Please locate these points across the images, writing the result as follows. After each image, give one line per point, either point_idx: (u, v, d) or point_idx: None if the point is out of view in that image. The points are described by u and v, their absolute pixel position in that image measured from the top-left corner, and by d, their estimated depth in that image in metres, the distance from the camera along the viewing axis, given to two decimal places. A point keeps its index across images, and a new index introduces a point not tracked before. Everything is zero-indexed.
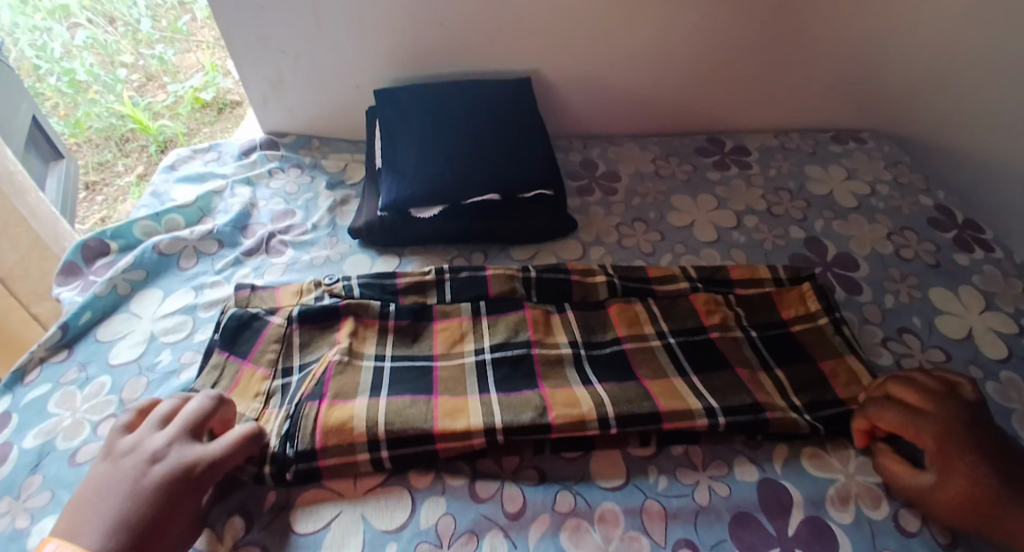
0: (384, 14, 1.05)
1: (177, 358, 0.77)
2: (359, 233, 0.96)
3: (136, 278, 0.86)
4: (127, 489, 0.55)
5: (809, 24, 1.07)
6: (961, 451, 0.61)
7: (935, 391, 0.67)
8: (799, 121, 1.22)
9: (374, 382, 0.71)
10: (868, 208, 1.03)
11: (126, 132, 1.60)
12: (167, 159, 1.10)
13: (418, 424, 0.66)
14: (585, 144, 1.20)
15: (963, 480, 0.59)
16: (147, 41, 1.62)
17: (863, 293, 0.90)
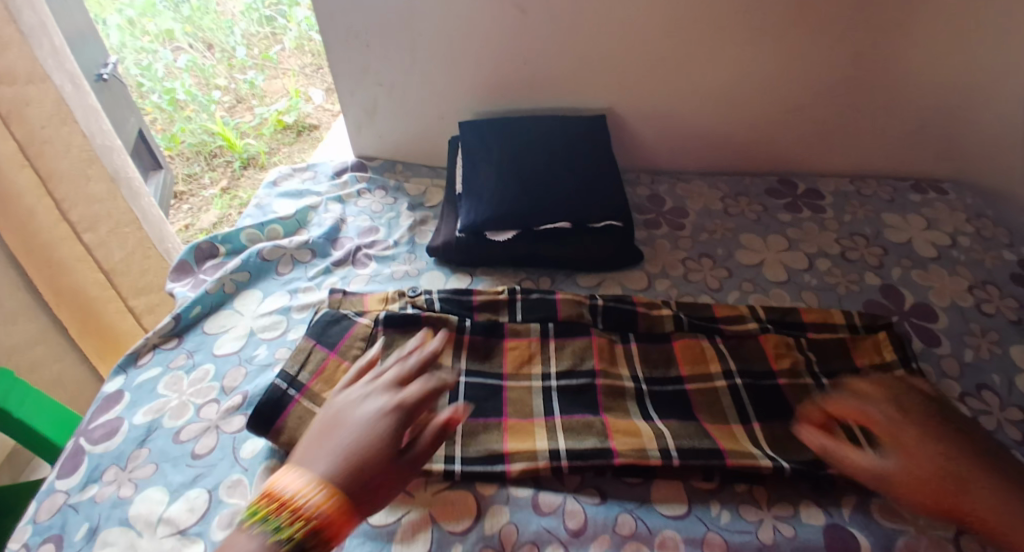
0: (473, 49, 1.12)
1: (273, 353, 0.83)
2: (436, 252, 1.01)
3: (241, 278, 0.94)
4: (370, 425, 0.58)
5: (894, 72, 1.07)
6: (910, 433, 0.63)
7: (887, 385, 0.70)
8: (875, 167, 1.21)
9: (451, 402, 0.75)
10: (946, 259, 1.01)
11: (215, 148, 1.76)
12: (270, 176, 1.19)
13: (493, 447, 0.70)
14: (654, 179, 1.23)
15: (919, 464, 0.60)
16: (241, 67, 1.89)
17: (942, 345, 0.88)
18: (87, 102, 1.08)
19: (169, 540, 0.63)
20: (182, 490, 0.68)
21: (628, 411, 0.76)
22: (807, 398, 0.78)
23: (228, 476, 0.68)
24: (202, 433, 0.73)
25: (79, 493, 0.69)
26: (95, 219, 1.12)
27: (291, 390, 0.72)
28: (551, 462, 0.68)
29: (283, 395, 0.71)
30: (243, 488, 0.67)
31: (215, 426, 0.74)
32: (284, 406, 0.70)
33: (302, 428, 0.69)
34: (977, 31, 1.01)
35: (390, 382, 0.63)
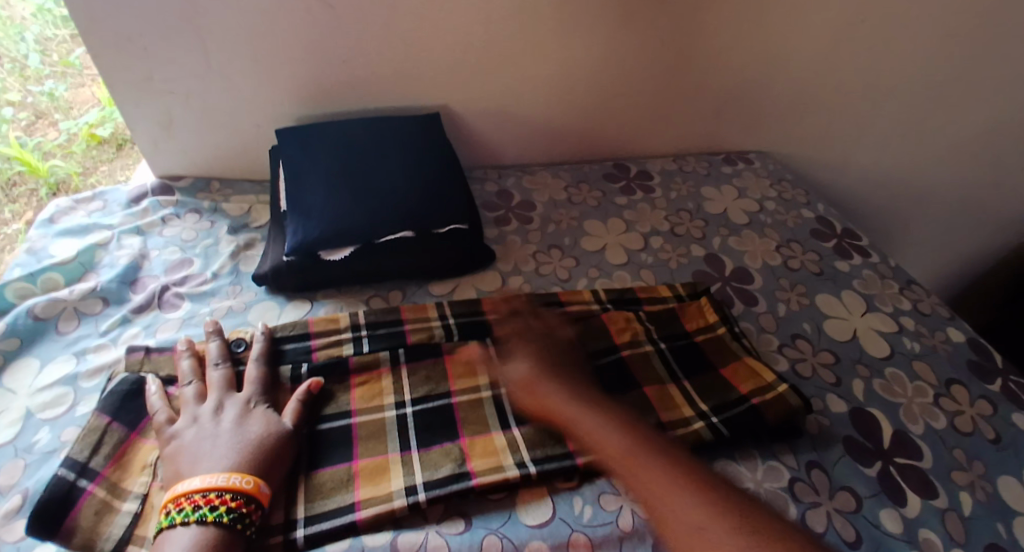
0: (284, 51, 1.04)
1: (57, 437, 0.71)
2: (264, 280, 0.93)
3: (8, 347, 0.80)
4: None
5: (701, 54, 1.14)
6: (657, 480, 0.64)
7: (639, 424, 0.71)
8: (695, 144, 1.29)
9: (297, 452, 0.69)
10: (756, 223, 1.11)
11: (13, 175, 1.27)
12: (44, 213, 1.02)
13: (342, 497, 0.66)
14: (500, 174, 1.22)
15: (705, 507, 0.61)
16: (36, 76, 1.32)
17: (759, 303, 0.96)
18: None
19: None
20: None
21: (488, 420, 0.75)
22: (648, 366, 0.81)
23: None
24: None
25: None
26: None
27: (81, 482, 0.63)
28: (406, 499, 0.65)
29: (69, 490, 0.62)
30: None
31: None
32: (73, 503, 0.61)
33: (100, 524, 0.61)
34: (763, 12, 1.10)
35: (233, 424, 0.67)
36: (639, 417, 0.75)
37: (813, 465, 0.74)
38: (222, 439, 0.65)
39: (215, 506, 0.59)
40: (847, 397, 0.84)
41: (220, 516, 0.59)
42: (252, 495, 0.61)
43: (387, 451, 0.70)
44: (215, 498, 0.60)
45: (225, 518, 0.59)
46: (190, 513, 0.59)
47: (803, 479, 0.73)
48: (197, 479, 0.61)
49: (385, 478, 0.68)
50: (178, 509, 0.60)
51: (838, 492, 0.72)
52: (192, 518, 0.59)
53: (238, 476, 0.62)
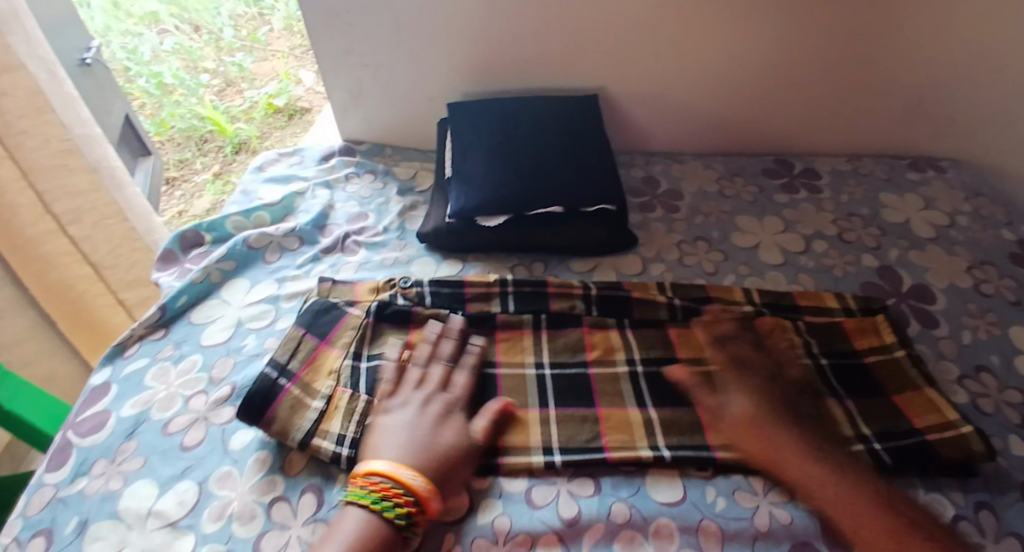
0: (461, 27, 1.09)
1: (261, 343, 0.82)
2: (427, 238, 0.99)
3: (227, 268, 0.92)
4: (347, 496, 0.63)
5: (893, 45, 1.04)
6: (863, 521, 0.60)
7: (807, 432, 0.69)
8: (872, 146, 1.18)
9: (445, 392, 0.74)
10: (943, 238, 0.99)
11: (206, 133, 1.72)
12: (256, 161, 1.16)
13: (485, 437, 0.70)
14: (649, 161, 1.20)
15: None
16: (228, 49, 1.84)
17: (939, 326, 0.87)
18: (65, 91, 1.03)
19: (160, 533, 0.63)
20: (172, 483, 0.67)
21: (624, 394, 0.75)
22: (803, 379, 0.77)
23: (215, 471, 0.67)
24: (190, 425, 0.72)
25: (68, 487, 0.68)
26: (78, 211, 1.10)
27: (281, 380, 0.72)
28: (542, 457, 0.68)
29: (273, 385, 0.71)
30: (233, 479, 0.67)
31: (203, 418, 0.73)
32: (274, 397, 0.70)
33: (293, 419, 0.69)
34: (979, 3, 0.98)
35: (409, 420, 0.68)
36: None
37: (980, 506, 0.66)
38: (411, 433, 0.67)
39: (395, 504, 0.60)
40: None
41: (395, 515, 0.60)
42: (427, 505, 0.62)
43: (528, 406, 0.73)
44: (398, 496, 0.61)
45: (398, 520, 0.60)
46: (377, 500, 0.61)
47: (968, 518, 0.65)
48: (407, 470, 0.63)
49: (523, 434, 0.70)
50: (364, 489, 0.62)
51: (1006, 537, 0.64)
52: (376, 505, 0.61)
53: (427, 481, 0.63)
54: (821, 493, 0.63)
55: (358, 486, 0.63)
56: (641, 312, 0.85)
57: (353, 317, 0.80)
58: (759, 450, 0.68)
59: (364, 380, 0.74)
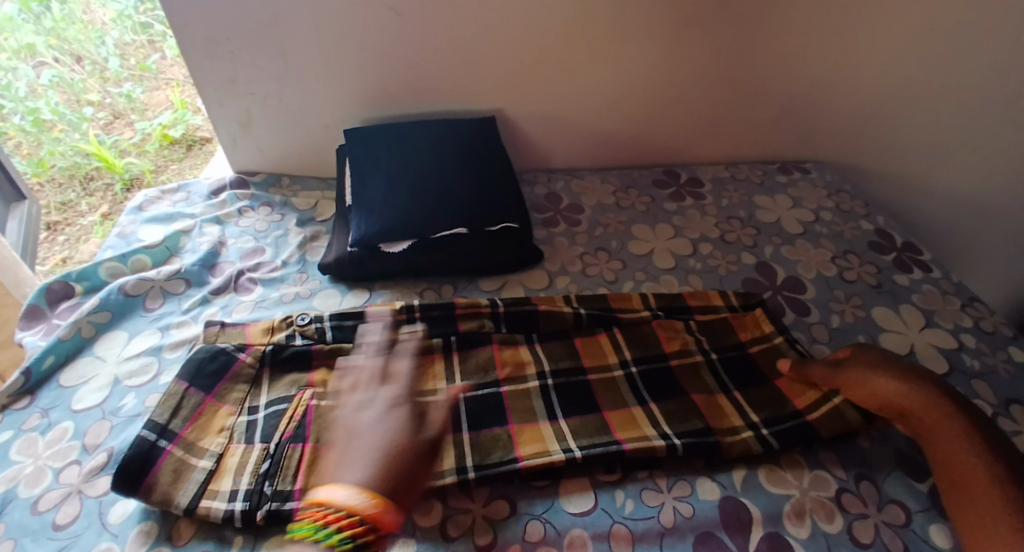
0: (351, 56, 1.10)
1: (142, 401, 0.77)
2: (329, 269, 0.98)
3: (100, 320, 0.86)
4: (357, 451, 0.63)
5: (754, 60, 1.14)
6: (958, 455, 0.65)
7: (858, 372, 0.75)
8: (748, 152, 1.28)
9: None
10: (812, 233, 1.09)
11: (91, 170, 1.61)
12: (133, 201, 1.10)
13: None
14: (550, 178, 1.25)
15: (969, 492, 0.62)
16: (115, 79, 1.75)
17: (813, 314, 0.95)
18: None
19: None
20: None
21: (535, 409, 0.77)
22: (696, 376, 0.82)
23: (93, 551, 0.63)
24: (63, 500, 0.67)
25: None
26: None
27: (161, 442, 0.68)
28: (457, 477, 0.68)
29: (151, 448, 0.67)
30: None
31: (77, 491, 0.68)
32: (153, 462, 0.66)
33: (176, 483, 0.66)
34: (823, 22, 1.09)
35: None
36: (684, 420, 0.76)
37: (861, 478, 0.73)
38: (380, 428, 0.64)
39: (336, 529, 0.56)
40: None
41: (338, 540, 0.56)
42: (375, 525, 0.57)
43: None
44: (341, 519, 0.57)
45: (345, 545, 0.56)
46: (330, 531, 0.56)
47: (850, 490, 0.72)
48: (346, 491, 0.58)
49: (438, 458, 0.71)
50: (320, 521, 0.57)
51: (887, 505, 0.71)
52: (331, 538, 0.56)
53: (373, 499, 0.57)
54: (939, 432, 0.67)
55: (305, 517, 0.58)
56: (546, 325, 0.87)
57: (246, 364, 0.77)
58: (661, 447, 0.72)
59: (261, 428, 0.72)
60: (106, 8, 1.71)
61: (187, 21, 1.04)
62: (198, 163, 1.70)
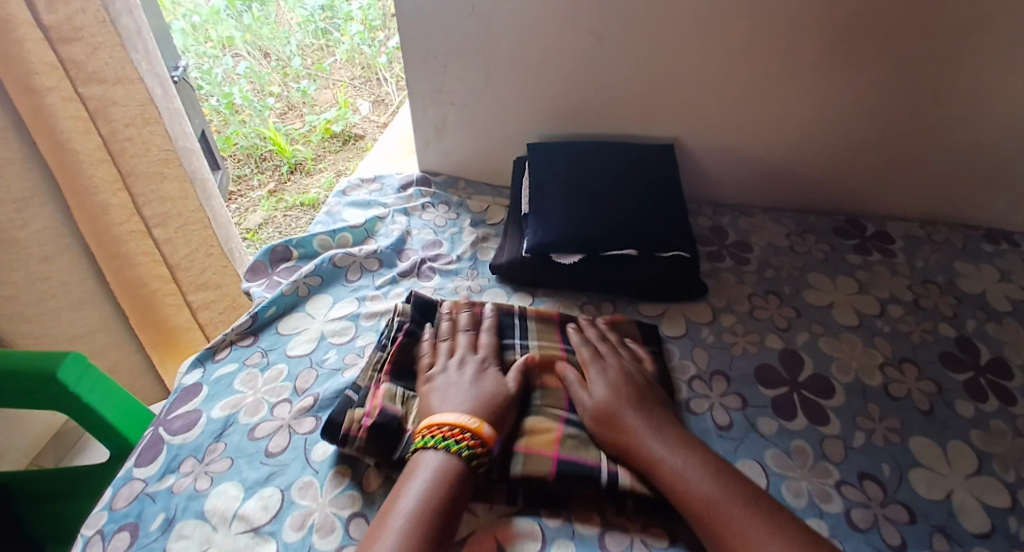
0: (546, 74, 1.15)
1: (342, 357, 0.85)
2: (499, 269, 1.03)
3: (313, 283, 0.97)
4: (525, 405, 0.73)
5: (974, 120, 1.06)
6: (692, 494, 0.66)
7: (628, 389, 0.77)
8: (943, 214, 1.18)
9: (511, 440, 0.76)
10: (1021, 312, 0.98)
11: (265, 152, 1.84)
12: (339, 186, 1.23)
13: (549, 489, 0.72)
14: (716, 212, 1.22)
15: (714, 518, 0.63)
16: (295, 75, 2.03)
17: (1019, 403, 0.85)
18: (173, 105, 1.12)
19: (243, 537, 0.65)
20: (256, 488, 0.69)
21: None
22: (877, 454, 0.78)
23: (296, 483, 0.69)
24: (276, 431, 0.75)
25: (156, 483, 0.71)
26: (165, 215, 1.15)
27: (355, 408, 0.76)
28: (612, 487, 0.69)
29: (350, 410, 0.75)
30: (313, 491, 0.69)
31: (287, 425, 0.76)
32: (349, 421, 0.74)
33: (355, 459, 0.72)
34: None
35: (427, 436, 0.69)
36: (851, 497, 0.74)
37: None
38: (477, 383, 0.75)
39: (457, 441, 0.67)
40: None
41: (462, 452, 0.66)
42: (492, 447, 0.68)
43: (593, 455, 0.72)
44: (458, 433, 0.68)
45: (464, 453, 0.66)
46: (438, 440, 0.67)
47: None
48: (454, 416, 0.70)
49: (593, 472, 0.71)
50: (428, 434, 0.68)
51: None
52: (441, 445, 0.67)
53: (491, 428, 0.70)
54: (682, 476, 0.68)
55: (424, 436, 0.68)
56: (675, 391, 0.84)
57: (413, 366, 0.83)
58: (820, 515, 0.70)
59: None
60: (294, 13, 2.07)
61: (411, 29, 1.14)
62: (352, 157, 1.89)
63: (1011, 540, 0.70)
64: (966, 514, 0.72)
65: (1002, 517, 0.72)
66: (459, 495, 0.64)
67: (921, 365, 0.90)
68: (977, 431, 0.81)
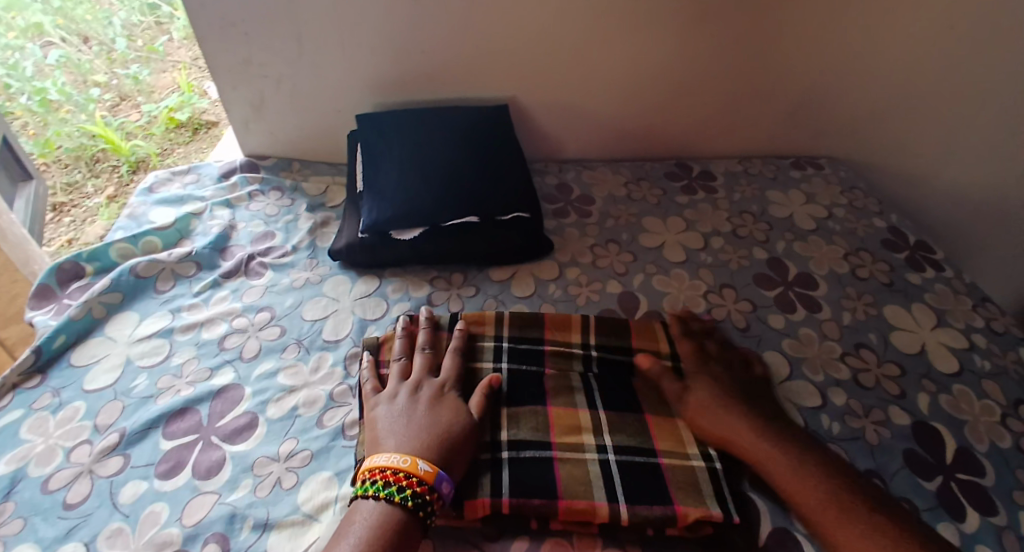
0: (363, 40, 1.08)
1: (154, 383, 0.81)
2: (339, 255, 0.98)
3: (111, 300, 0.90)
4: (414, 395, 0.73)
5: (776, 52, 1.12)
6: (811, 494, 0.64)
7: (711, 394, 0.75)
8: (761, 147, 1.28)
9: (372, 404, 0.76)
10: (825, 229, 1.08)
11: (97, 153, 1.62)
12: (145, 182, 1.12)
13: None
14: (560, 167, 1.24)
15: (834, 513, 0.63)
16: (122, 61, 1.79)
17: (823, 310, 0.94)
18: None
19: None
20: (55, 546, 0.65)
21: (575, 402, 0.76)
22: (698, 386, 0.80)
23: (101, 531, 0.66)
24: (74, 480, 0.70)
25: None
26: None
27: (191, 440, 0.74)
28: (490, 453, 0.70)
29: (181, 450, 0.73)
30: (124, 537, 0.65)
31: (88, 470, 0.71)
32: (186, 449, 0.73)
33: (185, 507, 0.67)
34: (836, 20, 1.08)
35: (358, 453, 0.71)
36: None
37: (869, 475, 0.74)
38: (410, 419, 0.69)
39: (402, 488, 0.62)
40: (910, 410, 0.82)
41: (405, 500, 0.62)
42: (437, 485, 0.63)
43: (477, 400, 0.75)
44: (400, 478, 0.63)
45: (409, 502, 0.61)
46: (381, 487, 0.63)
47: None
48: (388, 454, 0.65)
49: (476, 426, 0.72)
50: (370, 480, 0.63)
51: None
52: (381, 493, 0.62)
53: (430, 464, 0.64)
54: (768, 460, 0.68)
55: (362, 480, 0.64)
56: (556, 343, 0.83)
57: (265, 390, 0.79)
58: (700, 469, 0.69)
59: (270, 439, 0.74)
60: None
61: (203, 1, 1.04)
62: (205, 148, 1.65)
63: (824, 437, 0.78)
64: None
65: (815, 417, 0.80)
66: (401, 539, 0.60)
67: (738, 289, 0.97)
68: (789, 341, 0.90)
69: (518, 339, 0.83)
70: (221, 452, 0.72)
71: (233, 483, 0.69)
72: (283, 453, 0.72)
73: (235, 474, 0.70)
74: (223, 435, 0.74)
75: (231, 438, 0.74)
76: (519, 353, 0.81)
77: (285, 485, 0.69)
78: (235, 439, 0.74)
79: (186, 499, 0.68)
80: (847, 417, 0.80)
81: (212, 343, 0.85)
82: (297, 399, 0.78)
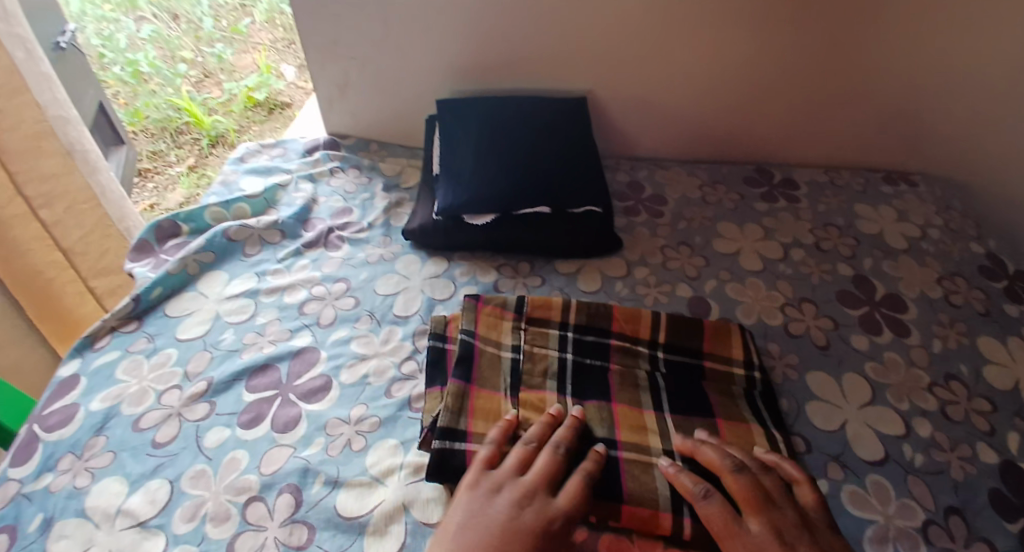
0: (450, 26, 1.10)
1: (239, 338, 0.84)
2: (412, 235, 0.99)
3: (205, 259, 0.94)
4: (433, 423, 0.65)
5: (875, 60, 1.07)
6: None
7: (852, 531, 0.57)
8: (847, 159, 1.22)
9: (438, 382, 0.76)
10: (915, 250, 1.03)
11: (181, 125, 1.70)
12: (235, 152, 1.17)
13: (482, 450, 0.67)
14: (633, 166, 1.22)
15: None
16: (208, 39, 1.88)
17: (911, 333, 0.90)
18: (41, 70, 1.00)
19: (129, 532, 0.64)
20: (142, 481, 0.68)
21: (641, 401, 0.74)
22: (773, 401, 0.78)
23: (185, 471, 0.69)
24: (163, 421, 0.74)
25: (33, 483, 0.69)
26: (50, 195, 1.06)
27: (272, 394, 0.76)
28: None
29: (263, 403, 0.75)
30: (206, 479, 0.68)
31: (176, 413, 0.75)
32: (268, 402, 0.75)
33: (263, 456, 0.70)
34: (944, 31, 1.02)
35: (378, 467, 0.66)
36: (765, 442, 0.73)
37: (951, 511, 0.70)
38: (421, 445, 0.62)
39: None
40: (1001, 448, 0.76)
41: None
42: None
43: (545, 388, 0.75)
44: None
45: None
46: None
47: (939, 523, 0.69)
48: None
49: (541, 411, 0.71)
50: None
51: (977, 543, 0.67)
52: None
53: None
54: None
55: None
56: (623, 339, 0.81)
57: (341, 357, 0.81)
58: None
59: (345, 403, 0.76)
60: None
61: None
62: (279, 126, 1.71)
63: (905, 467, 0.74)
64: (861, 445, 0.76)
65: (897, 445, 0.76)
66: None
67: (818, 304, 0.93)
68: (872, 363, 0.85)
69: (584, 328, 0.81)
70: (298, 409, 0.75)
71: (310, 439, 0.71)
72: (355, 417, 0.74)
73: (312, 431, 0.72)
74: (301, 394, 0.76)
75: (308, 397, 0.76)
76: (584, 346, 0.80)
77: (355, 447, 0.70)
78: (312, 398, 0.76)
79: (264, 451, 0.70)
80: (932, 449, 0.76)
81: (293, 307, 0.88)
82: (371, 366, 0.80)
